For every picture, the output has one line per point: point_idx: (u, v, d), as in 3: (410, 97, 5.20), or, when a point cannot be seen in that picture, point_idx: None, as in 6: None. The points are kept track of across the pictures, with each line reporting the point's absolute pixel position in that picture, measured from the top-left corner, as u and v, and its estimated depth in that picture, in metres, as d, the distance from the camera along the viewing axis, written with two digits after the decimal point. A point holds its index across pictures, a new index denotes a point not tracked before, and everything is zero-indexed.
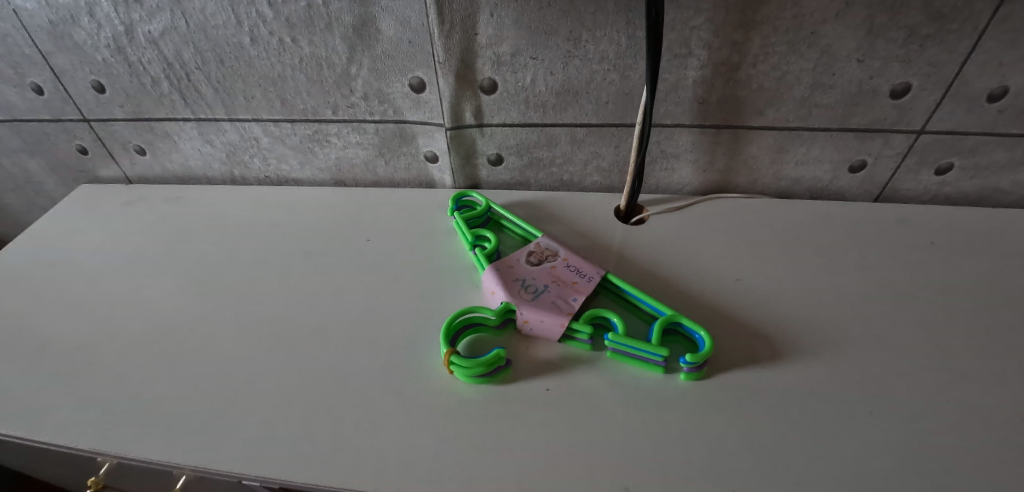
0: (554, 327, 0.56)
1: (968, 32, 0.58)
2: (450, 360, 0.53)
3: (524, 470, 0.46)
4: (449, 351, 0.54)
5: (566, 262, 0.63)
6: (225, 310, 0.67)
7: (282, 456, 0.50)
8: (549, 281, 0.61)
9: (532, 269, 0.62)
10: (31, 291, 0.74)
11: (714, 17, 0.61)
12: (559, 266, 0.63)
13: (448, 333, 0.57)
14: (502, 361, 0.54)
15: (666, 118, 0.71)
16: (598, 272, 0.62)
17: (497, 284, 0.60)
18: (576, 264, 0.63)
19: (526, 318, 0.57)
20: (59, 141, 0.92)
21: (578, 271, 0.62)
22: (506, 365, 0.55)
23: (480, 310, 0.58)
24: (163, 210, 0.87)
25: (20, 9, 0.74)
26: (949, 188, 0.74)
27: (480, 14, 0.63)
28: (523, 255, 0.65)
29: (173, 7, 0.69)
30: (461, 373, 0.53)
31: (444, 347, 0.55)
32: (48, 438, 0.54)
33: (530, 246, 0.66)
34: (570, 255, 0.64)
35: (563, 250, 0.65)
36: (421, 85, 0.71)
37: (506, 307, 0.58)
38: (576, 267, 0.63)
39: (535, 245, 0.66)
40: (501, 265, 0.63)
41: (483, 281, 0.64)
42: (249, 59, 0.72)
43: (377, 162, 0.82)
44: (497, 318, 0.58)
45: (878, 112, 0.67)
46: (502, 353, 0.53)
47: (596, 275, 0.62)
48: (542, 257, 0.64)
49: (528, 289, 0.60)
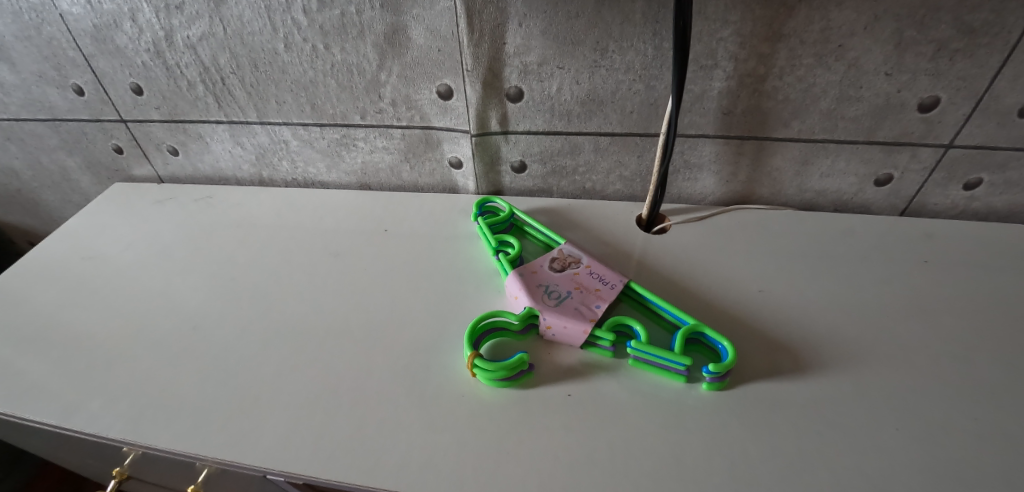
0: (576, 333, 0.57)
1: (999, 46, 0.58)
2: (473, 362, 0.54)
3: (545, 474, 0.47)
4: (472, 354, 0.54)
5: (589, 269, 0.64)
6: (253, 307, 0.69)
7: (306, 452, 0.51)
8: (572, 287, 0.61)
9: (555, 276, 0.63)
10: (66, 284, 0.77)
11: (741, 29, 0.61)
12: (581, 273, 0.63)
13: (471, 337, 0.58)
14: (524, 365, 0.55)
15: (690, 129, 0.71)
16: (621, 279, 0.63)
17: (521, 288, 0.61)
18: (599, 271, 0.64)
19: (549, 324, 0.58)
20: (96, 140, 0.96)
21: (600, 278, 0.63)
22: (527, 369, 0.55)
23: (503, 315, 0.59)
24: (193, 209, 0.90)
25: (66, 13, 0.77)
26: (978, 203, 0.72)
27: (509, 24, 0.64)
28: (546, 261, 0.65)
29: (212, 14, 0.71)
30: (484, 375, 0.54)
31: (468, 349, 0.56)
32: (80, 427, 0.57)
33: (553, 253, 0.67)
34: (593, 263, 0.65)
35: (586, 257, 0.66)
36: (448, 92, 0.72)
37: (529, 313, 0.59)
38: (598, 274, 0.63)
39: (558, 251, 0.67)
40: (524, 270, 0.64)
41: (507, 286, 0.65)
42: (283, 65, 0.75)
43: (402, 167, 0.84)
44: (520, 323, 0.59)
45: (906, 125, 0.66)
46: (525, 357, 0.54)
47: (619, 282, 0.62)
48: (565, 263, 0.65)
49: (551, 295, 0.60)
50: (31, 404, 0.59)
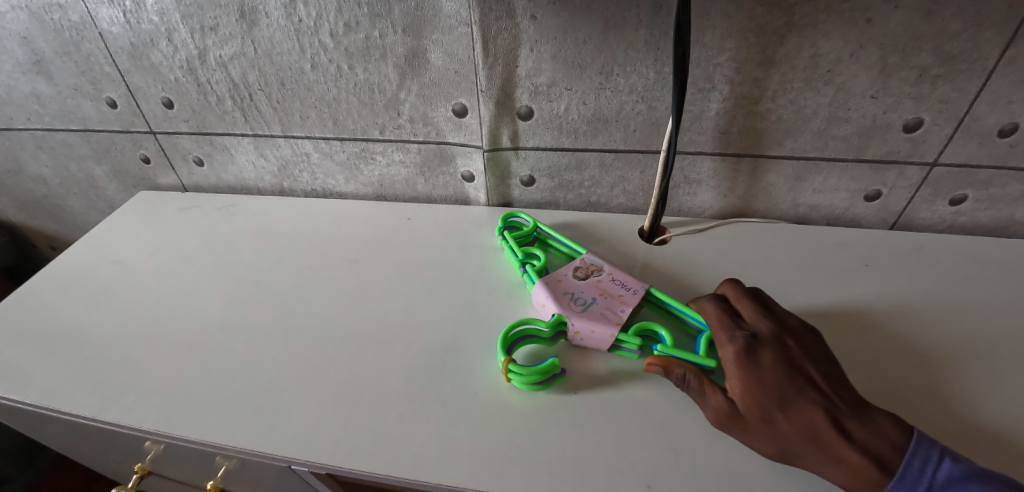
0: (604, 337, 0.60)
1: (977, 72, 0.62)
2: (507, 368, 0.57)
3: (554, 466, 0.51)
4: (506, 360, 0.57)
5: (611, 276, 0.68)
6: (276, 310, 0.73)
7: (329, 444, 0.55)
8: (596, 294, 0.65)
9: (580, 283, 0.67)
10: (97, 288, 0.81)
11: (736, 55, 0.66)
12: (604, 280, 0.67)
13: (504, 344, 0.60)
14: (557, 370, 0.58)
15: (690, 146, 0.76)
16: (640, 285, 0.66)
17: (548, 297, 0.64)
18: (621, 278, 0.68)
19: (576, 329, 0.61)
20: (125, 150, 1.01)
21: (623, 284, 0.66)
22: (559, 373, 0.58)
23: (534, 322, 0.61)
24: (216, 216, 0.94)
25: (106, 32, 0.82)
26: (964, 218, 0.77)
27: (522, 48, 0.69)
28: (570, 269, 0.69)
29: (244, 35, 0.76)
30: (518, 380, 0.57)
31: (502, 356, 0.58)
32: (115, 420, 0.61)
33: (576, 261, 0.70)
34: (614, 271, 0.69)
35: (607, 266, 0.70)
36: (463, 110, 0.77)
37: (558, 320, 0.62)
38: (620, 281, 0.67)
39: (580, 260, 0.70)
40: (550, 279, 0.67)
41: (533, 296, 0.68)
42: (308, 83, 0.79)
43: (417, 179, 0.89)
44: (550, 330, 0.61)
45: (893, 144, 0.70)
46: (556, 362, 0.57)
47: (641, 288, 0.66)
48: (588, 271, 0.68)
49: (578, 302, 0.64)
50: (72, 397, 0.64)
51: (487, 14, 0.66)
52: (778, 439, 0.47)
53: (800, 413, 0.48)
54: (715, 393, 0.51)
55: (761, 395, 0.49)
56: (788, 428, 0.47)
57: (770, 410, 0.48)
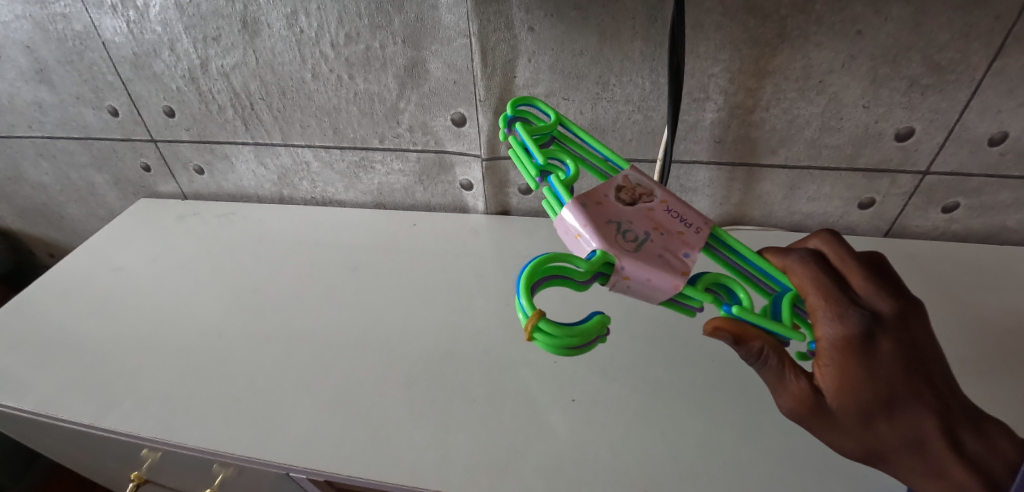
0: (662, 288, 0.39)
1: (967, 82, 0.63)
2: (535, 326, 0.36)
3: (551, 472, 0.51)
4: (537, 315, 0.35)
5: (669, 206, 0.43)
6: (275, 317, 0.73)
7: (327, 451, 0.55)
8: (650, 228, 0.41)
9: (627, 212, 0.42)
10: (96, 295, 0.81)
11: (730, 66, 0.67)
12: (659, 211, 0.43)
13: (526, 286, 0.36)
14: (598, 332, 0.39)
15: (685, 155, 0.77)
16: (705, 221, 0.42)
17: (586, 224, 0.39)
18: (681, 208, 0.43)
19: (625, 274, 0.39)
20: (126, 157, 1.01)
21: (686, 218, 0.42)
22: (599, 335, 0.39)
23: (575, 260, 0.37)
24: (215, 224, 0.95)
25: (109, 42, 0.83)
26: (958, 225, 0.78)
27: (519, 59, 0.70)
28: (610, 190, 0.43)
29: (246, 45, 0.78)
30: (546, 343, 0.37)
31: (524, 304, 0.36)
32: (114, 427, 0.61)
33: (616, 180, 0.44)
34: (671, 199, 0.44)
35: (661, 190, 0.44)
36: (462, 120, 0.78)
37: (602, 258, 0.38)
38: (682, 212, 0.43)
39: (623, 179, 0.44)
40: (585, 200, 0.41)
41: (556, 224, 0.42)
42: (309, 92, 0.80)
43: (416, 187, 0.90)
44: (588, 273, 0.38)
45: (885, 153, 0.71)
46: (604, 320, 0.38)
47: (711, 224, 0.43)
48: (635, 196, 0.43)
49: (626, 236, 0.40)
50: (70, 404, 0.64)
51: (485, 26, 0.68)
52: (870, 443, 0.37)
53: (909, 420, 0.36)
54: (799, 380, 0.37)
55: (868, 395, 0.36)
56: (889, 434, 0.37)
57: (874, 412, 0.36)
